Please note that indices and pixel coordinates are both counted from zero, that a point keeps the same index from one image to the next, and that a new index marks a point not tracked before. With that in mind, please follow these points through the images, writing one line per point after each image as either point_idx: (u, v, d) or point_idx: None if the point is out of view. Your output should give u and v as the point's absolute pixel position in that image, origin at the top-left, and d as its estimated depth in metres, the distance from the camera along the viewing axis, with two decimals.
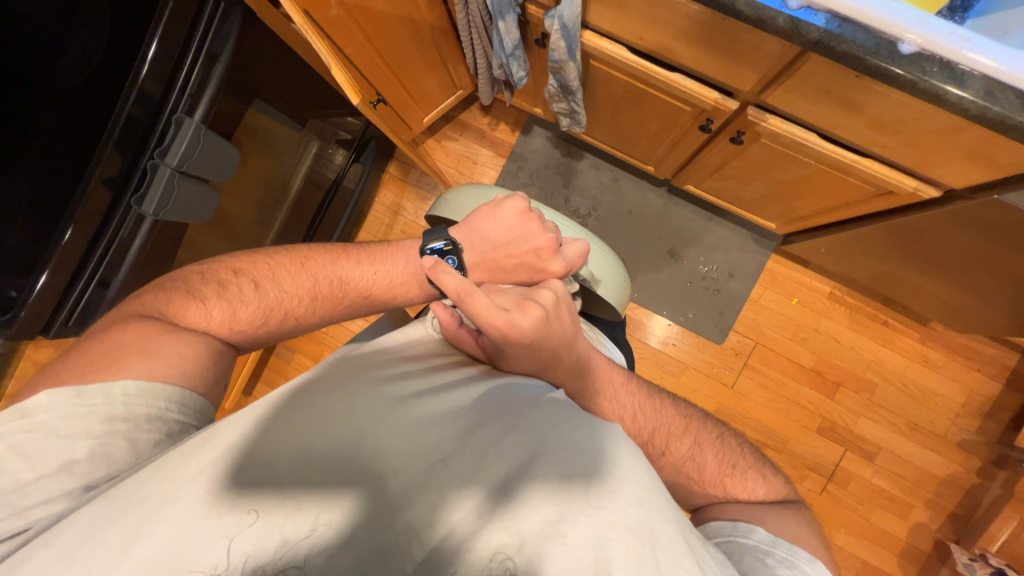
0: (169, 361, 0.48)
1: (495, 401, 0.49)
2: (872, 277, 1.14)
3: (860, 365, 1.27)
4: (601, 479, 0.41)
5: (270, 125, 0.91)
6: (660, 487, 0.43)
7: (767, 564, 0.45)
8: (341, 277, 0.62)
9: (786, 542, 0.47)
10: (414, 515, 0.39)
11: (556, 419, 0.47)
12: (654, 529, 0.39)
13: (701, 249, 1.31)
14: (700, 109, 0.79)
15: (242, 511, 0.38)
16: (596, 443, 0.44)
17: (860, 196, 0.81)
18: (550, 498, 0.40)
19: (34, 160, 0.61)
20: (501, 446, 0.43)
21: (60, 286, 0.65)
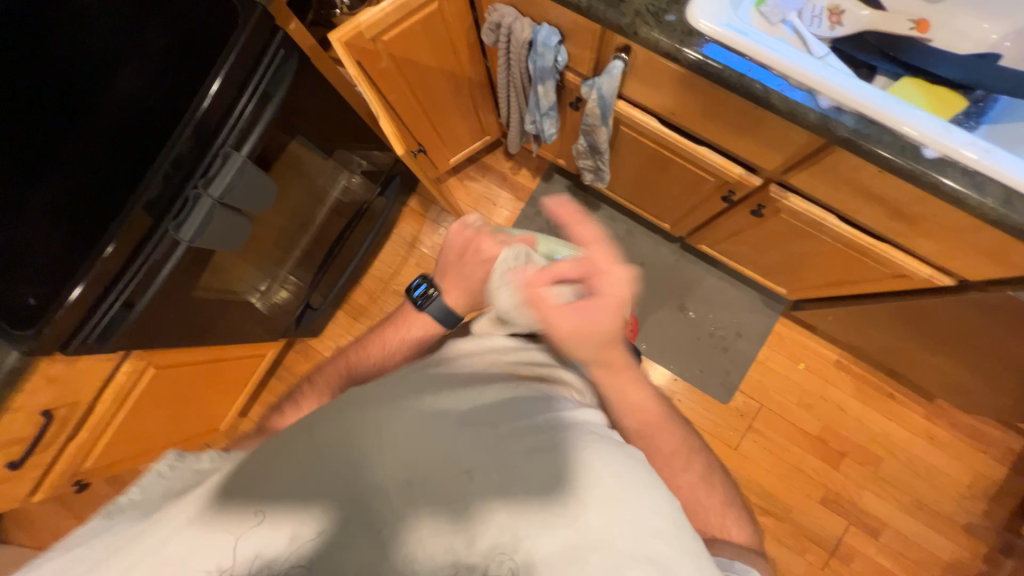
0: None
1: (516, 410, 0.48)
2: (878, 348, 1.15)
3: (864, 437, 1.26)
4: (621, 506, 0.41)
5: (304, 155, 0.91)
6: (682, 519, 0.43)
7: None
8: (363, 348, 0.67)
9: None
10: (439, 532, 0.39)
11: (576, 435, 0.46)
12: (671, 564, 0.39)
13: (710, 306, 1.33)
14: (723, 181, 0.82)
15: (265, 519, 0.39)
16: (618, 467, 0.44)
17: (874, 276, 0.84)
18: (569, 525, 0.40)
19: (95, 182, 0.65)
20: (521, 465, 0.43)
21: (88, 302, 0.66)
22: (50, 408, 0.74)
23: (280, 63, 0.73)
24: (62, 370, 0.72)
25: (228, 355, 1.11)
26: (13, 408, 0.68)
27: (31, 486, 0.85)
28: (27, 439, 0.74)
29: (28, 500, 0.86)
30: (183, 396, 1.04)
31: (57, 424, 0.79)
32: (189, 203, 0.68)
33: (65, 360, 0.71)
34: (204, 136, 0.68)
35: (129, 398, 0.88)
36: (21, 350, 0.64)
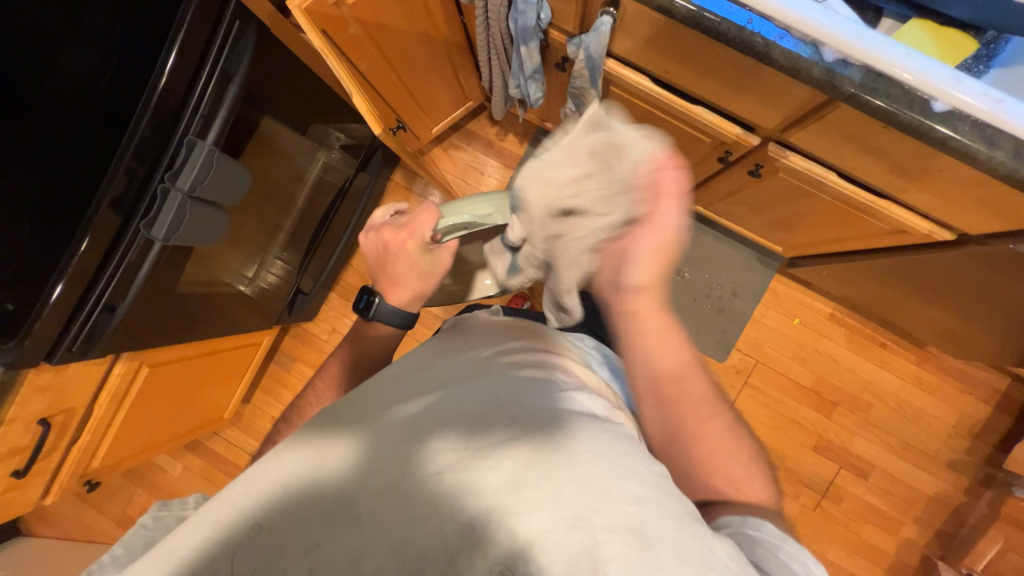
0: None
1: (489, 395, 0.48)
2: (871, 300, 1.16)
3: (856, 386, 1.30)
4: (595, 476, 0.40)
5: (278, 133, 0.86)
6: (662, 483, 0.43)
7: (777, 558, 0.43)
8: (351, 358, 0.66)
9: (792, 541, 0.45)
10: (415, 531, 0.38)
11: (551, 413, 0.46)
12: (652, 528, 0.38)
13: (705, 267, 1.32)
14: (719, 141, 0.78)
15: (244, 524, 0.39)
16: (592, 440, 0.44)
17: (873, 232, 0.82)
18: (542, 500, 0.39)
19: (67, 182, 0.62)
20: (492, 448, 0.42)
21: (66, 311, 0.64)
22: (46, 416, 0.74)
23: (237, 38, 0.66)
24: (52, 379, 0.70)
25: (223, 346, 1.10)
26: (7, 420, 0.67)
27: (42, 489, 0.86)
28: (29, 447, 0.74)
29: (41, 502, 0.88)
30: (182, 391, 1.03)
31: (57, 430, 0.78)
32: (158, 199, 0.64)
33: (53, 368, 0.69)
34: (164, 121, 0.62)
35: (127, 398, 0.87)
36: (4, 364, 0.63)
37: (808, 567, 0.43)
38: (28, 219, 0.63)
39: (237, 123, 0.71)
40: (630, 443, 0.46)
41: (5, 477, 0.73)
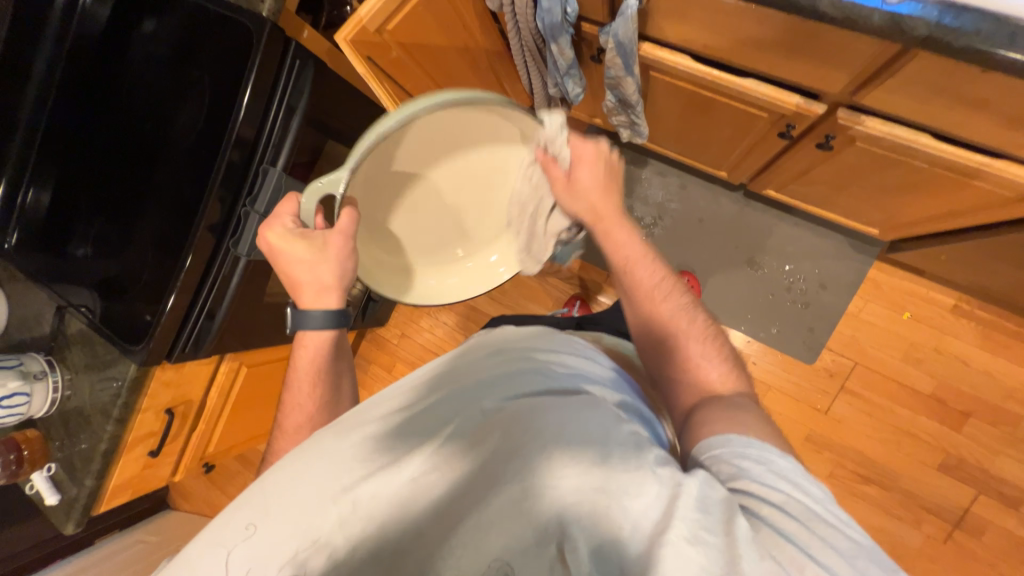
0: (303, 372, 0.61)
1: (452, 392, 0.49)
2: (1010, 286, 0.95)
3: (997, 393, 1.06)
4: (556, 451, 0.41)
5: (345, 155, 0.95)
6: (627, 439, 0.42)
7: (743, 471, 0.42)
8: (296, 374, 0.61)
9: (758, 442, 0.45)
10: (399, 520, 0.41)
11: (513, 401, 0.46)
12: (614, 478, 0.39)
13: (785, 257, 1.18)
14: (778, 115, 0.71)
15: (243, 528, 0.42)
16: (555, 413, 0.44)
17: (994, 201, 0.68)
18: (508, 478, 0.41)
19: (176, 211, 0.76)
20: (456, 442, 0.44)
21: (178, 318, 0.77)
22: (171, 406, 0.89)
23: (298, 73, 0.75)
24: (173, 375, 0.86)
25: None
26: (143, 409, 0.83)
27: (172, 469, 1.03)
28: (159, 432, 0.90)
29: (173, 479, 1.06)
30: (276, 390, 1.18)
31: (180, 419, 0.94)
32: (242, 221, 0.74)
33: (174, 366, 0.85)
34: (245, 151, 0.73)
35: (230, 394, 1.02)
36: (137, 362, 0.78)
37: (775, 464, 0.43)
38: (155, 245, 0.77)
39: (303, 148, 0.80)
40: (597, 411, 0.45)
41: (144, 456, 0.90)
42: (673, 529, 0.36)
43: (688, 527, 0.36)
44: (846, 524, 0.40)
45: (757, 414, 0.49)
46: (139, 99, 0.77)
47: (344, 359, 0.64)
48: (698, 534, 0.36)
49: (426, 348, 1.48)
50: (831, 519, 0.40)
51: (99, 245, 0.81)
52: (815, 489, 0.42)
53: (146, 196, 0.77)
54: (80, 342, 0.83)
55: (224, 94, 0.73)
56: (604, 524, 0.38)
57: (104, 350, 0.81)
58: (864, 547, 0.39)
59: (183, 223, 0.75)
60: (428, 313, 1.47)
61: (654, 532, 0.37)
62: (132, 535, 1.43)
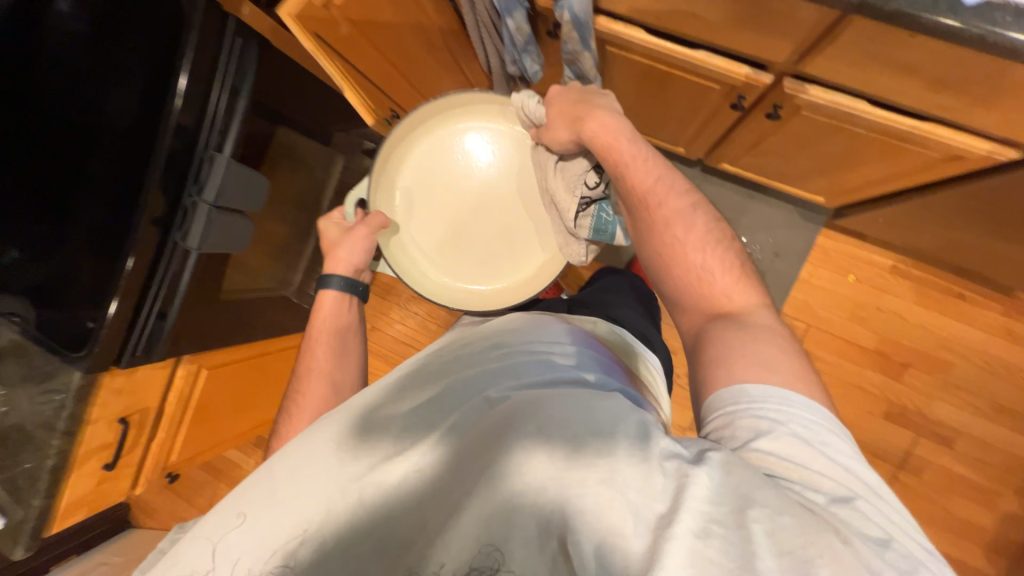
0: (318, 334, 0.71)
1: (455, 384, 0.49)
2: (940, 245, 1.03)
3: (931, 345, 1.16)
4: (559, 441, 0.40)
5: (298, 141, 0.91)
6: (637, 432, 0.40)
7: (759, 435, 0.41)
8: (313, 338, 0.72)
9: (776, 391, 0.43)
10: (402, 511, 0.42)
11: (518, 390, 0.46)
12: (621, 475, 0.38)
13: (741, 229, 1.24)
14: (730, 86, 0.73)
15: (234, 516, 0.44)
16: (558, 405, 0.43)
17: (925, 164, 0.73)
18: (510, 470, 0.41)
19: (114, 205, 0.70)
20: (456, 433, 0.45)
21: (125, 320, 0.72)
22: (124, 415, 0.84)
23: (241, 51, 0.70)
24: (124, 382, 0.80)
25: (271, 348, 1.19)
26: (93, 419, 0.77)
27: (132, 482, 0.97)
28: (114, 444, 0.85)
29: (133, 493, 1.00)
30: (240, 390, 1.13)
31: (135, 429, 0.89)
32: (189, 213, 0.70)
33: (125, 372, 0.79)
34: (187, 138, 0.68)
35: (190, 399, 0.97)
36: (82, 370, 0.72)
37: (795, 426, 0.41)
38: (94, 243, 0.72)
39: (251, 132, 0.76)
40: (605, 402, 0.44)
41: (97, 470, 0.84)
42: (681, 523, 0.35)
43: (696, 520, 0.35)
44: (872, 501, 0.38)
45: (775, 345, 0.47)
46: (62, 84, 0.71)
47: (356, 322, 0.75)
48: (709, 530, 0.34)
49: (398, 340, 1.45)
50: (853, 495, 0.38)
51: (27, 246, 0.74)
52: (839, 458, 0.40)
53: (79, 187, 0.71)
54: (14, 354, 0.76)
55: (160, 76, 0.67)
56: (606, 518, 0.37)
57: (42, 361, 0.74)
58: (895, 533, 0.36)
59: (123, 218, 0.70)
60: (397, 304, 1.45)
61: (658, 527, 0.35)
62: (95, 557, 1.35)
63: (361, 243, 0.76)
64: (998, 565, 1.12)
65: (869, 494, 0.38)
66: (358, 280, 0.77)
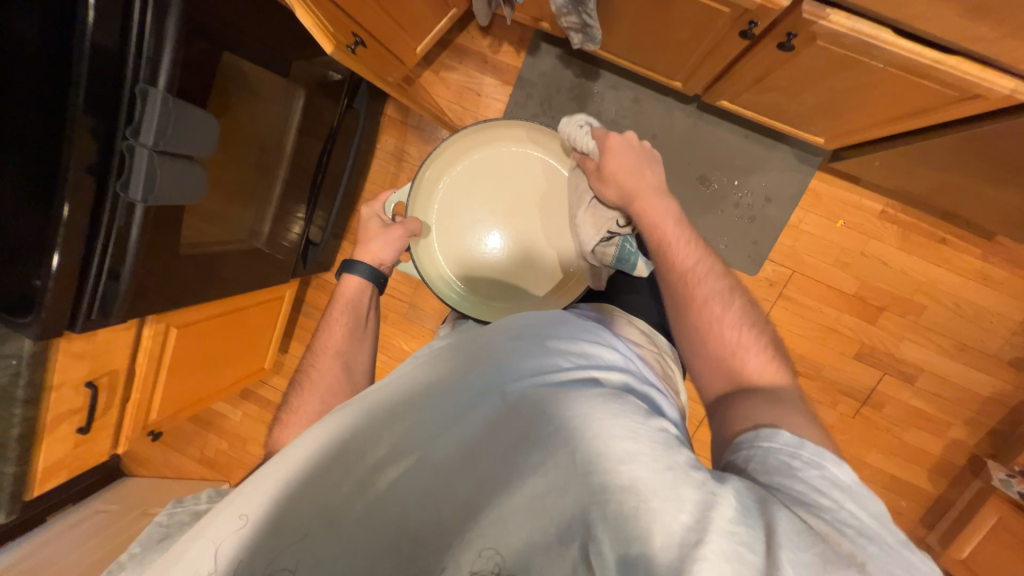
0: (339, 316, 0.74)
1: (469, 379, 0.47)
2: (932, 190, 1.01)
3: (908, 288, 1.18)
4: (588, 443, 0.40)
5: (253, 73, 0.80)
6: (663, 437, 0.41)
7: (792, 472, 0.40)
8: (332, 320, 0.74)
9: (812, 443, 0.43)
10: (421, 518, 0.42)
11: (539, 389, 0.45)
12: (649, 482, 0.38)
13: (734, 173, 1.19)
14: (740, 10, 0.66)
15: (233, 518, 0.42)
16: (585, 410, 0.42)
17: (938, 102, 0.69)
18: (533, 476, 0.41)
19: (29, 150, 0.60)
20: (471, 433, 0.45)
21: (73, 282, 0.65)
22: (92, 378, 0.80)
23: None
24: (85, 345, 0.75)
25: (245, 303, 1.13)
26: (55, 385, 0.73)
27: (113, 442, 0.96)
28: (85, 407, 0.81)
29: (117, 452, 0.98)
30: (215, 346, 1.09)
31: (107, 390, 0.85)
32: (127, 159, 0.61)
33: (84, 336, 0.74)
34: (109, 68, 0.58)
35: (162, 359, 0.93)
36: (32, 337, 0.66)
37: (828, 470, 0.40)
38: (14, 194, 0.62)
39: (192, 59, 0.64)
40: (628, 403, 0.44)
41: (72, 434, 0.81)
42: (709, 541, 0.35)
43: (727, 539, 0.35)
44: (907, 553, 0.37)
45: (806, 419, 0.47)
46: None
47: (369, 306, 0.78)
48: (739, 550, 0.34)
49: None
50: (889, 545, 0.37)
51: None
52: (872, 508, 0.39)
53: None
54: None
55: None
56: (633, 527, 0.37)
57: None
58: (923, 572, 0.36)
59: (42, 165, 0.60)
60: None
61: (685, 543, 0.35)
62: (89, 504, 1.38)
63: (395, 241, 0.81)
64: (938, 483, 1.24)
65: (904, 545, 0.37)
66: (382, 271, 0.80)
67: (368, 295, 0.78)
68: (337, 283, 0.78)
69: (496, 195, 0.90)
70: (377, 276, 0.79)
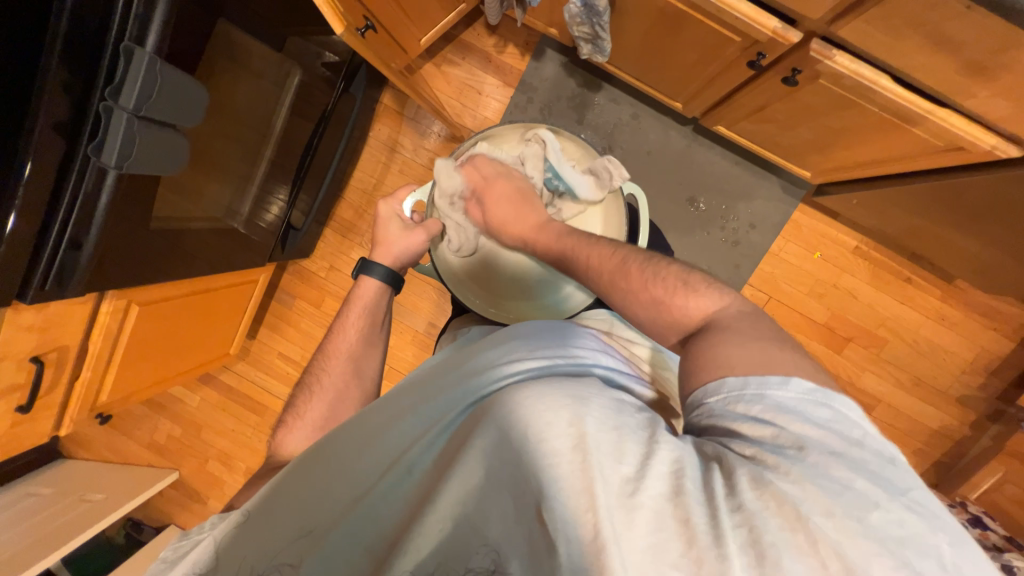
0: (354, 318, 0.71)
1: (437, 386, 0.48)
2: (903, 231, 1.06)
3: (873, 322, 1.24)
4: (529, 412, 0.38)
5: (245, 44, 0.76)
6: (615, 406, 0.39)
7: (730, 417, 0.41)
8: (345, 323, 0.71)
9: (754, 378, 0.41)
10: (393, 501, 0.44)
11: (497, 376, 0.44)
12: (592, 440, 0.36)
13: (722, 197, 1.22)
14: (751, 40, 0.67)
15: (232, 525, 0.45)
16: (537, 385, 0.41)
17: (924, 150, 0.72)
18: (486, 451, 0.39)
19: None
20: (440, 424, 0.45)
21: (27, 248, 0.60)
22: (38, 353, 0.73)
23: None
24: (35, 318, 0.69)
25: (216, 284, 1.07)
26: None
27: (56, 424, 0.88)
28: (27, 384, 0.75)
29: (58, 434, 0.91)
30: (178, 328, 1.03)
31: (54, 367, 0.79)
32: (104, 119, 0.56)
33: (33, 307, 0.67)
34: (92, 23, 0.53)
35: (121, 338, 0.87)
36: None
37: (768, 403, 0.40)
38: None
39: (185, 24, 0.61)
40: (585, 378, 0.43)
41: (9, 412, 0.75)
42: (646, 488, 0.34)
43: (665, 484, 0.35)
44: (863, 458, 0.36)
45: (768, 344, 0.44)
46: None
47: (384, 308, 0.75)
48: (677, 496, 0.34)
49: None
50: (843, 452, 0.36)
51: None
52: (825, 421, 0.38)
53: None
54: None
55: None
56: (576, 486, 0.35)
57: None
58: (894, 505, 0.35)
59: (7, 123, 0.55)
60: (360, 243, 1.37)
61: (624, 491, 0.34)
62: (19, 488, 1.28)
63: (413, 245, 0.78)
64: None
65: (857, 447, 0.37)
66: (398, 272, 0.78)
67: (385, 300, 0.75)
68: (355, 284, 0.75)
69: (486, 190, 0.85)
70: (394, 279, 0.76)
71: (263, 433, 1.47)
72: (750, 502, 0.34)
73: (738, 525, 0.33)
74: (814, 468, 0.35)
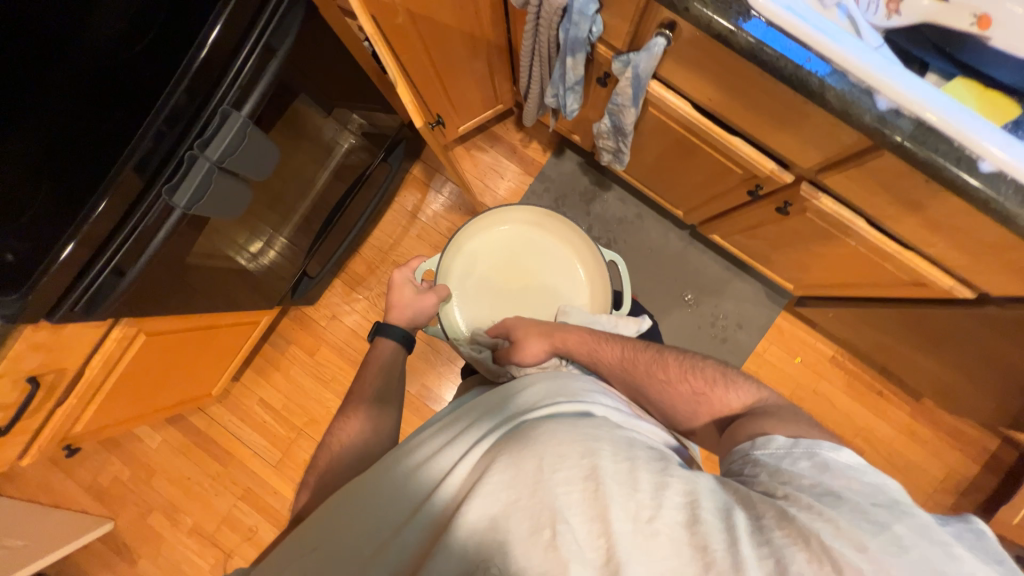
0: (372, 378, 0.73)
1: (453, 433, 0.50)
2: (874, 347, 1.16)
3: (850, 431, 1.30)
4: (547, 447, 0.41)
5: (311, 120, 0.85)
6: (622, 445, 0.44)
7: (779, 466, 0.46)
8: (364, 381, 0.73)
9: (804, 439, 0.48)
10: (399, 551, 0.41)
11: (507, 422, 0.48)
12: (607, 471, 0.40)
13: (714, 296, 1.33)
14: (751, 174, 0.80)
15: None
16: (549, 426, 0.45)
17: (893, 281, 0.83)
18: (501, 483, 0.40)
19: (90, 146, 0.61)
20: (459, 461, 0.45)
21: (72, 272, 0.61)
22: (36, 374, 0.71)
23: (285, 10, 0.64)
24: (48, 338, 0.68)
25: (219, 321, 1.06)
26: None
27: (20, 451, 0.83)
28: (13, 406, 0.71)
29: (18, 463, 0.84)
30: (172, 362, 1.00)
31: (44, 391, 0.76)
32: (184, 166, 0.62)
33: (51, 327, 0.66)
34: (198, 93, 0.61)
35: (116, 367, 0.84)
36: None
37: (816, 458, 0.45)
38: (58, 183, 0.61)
39: (276, 98, 0.70)
40: (591, 421, 0.47)
41: None
42: (662, 515, 0.38)
43: (681, 512, 0.38)
44: (913, 514, 0.38)
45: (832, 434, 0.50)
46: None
47: (401, 366, 0.78)
48: (690, 522, 0.37)
49: (355, 332, 1.40)
50: (885, 505, 0.39)
51: None
52: (867, 478, 0.42)
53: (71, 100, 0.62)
54: None
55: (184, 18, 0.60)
56: (597, 512, 0.37)
57: None
58: (930, 544, 0.36)
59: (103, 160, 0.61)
60: (366, 296, 1.40)
61: (642, 517, 0.37)
62: None
63: (428, 307, 0.85)
64: None
65: (906, 505, 0.40)
66: (412, 334, 0.82)
67: (402, 357, 0.78)
68: (374, 347, 0.78)
69: (486, 248, 0.98)
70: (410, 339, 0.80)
71: (222, 486, 1.36)
72: (777, 539, 0.37)
73: (765, 556, 0.36)
74: (847, 508, 0.39)
